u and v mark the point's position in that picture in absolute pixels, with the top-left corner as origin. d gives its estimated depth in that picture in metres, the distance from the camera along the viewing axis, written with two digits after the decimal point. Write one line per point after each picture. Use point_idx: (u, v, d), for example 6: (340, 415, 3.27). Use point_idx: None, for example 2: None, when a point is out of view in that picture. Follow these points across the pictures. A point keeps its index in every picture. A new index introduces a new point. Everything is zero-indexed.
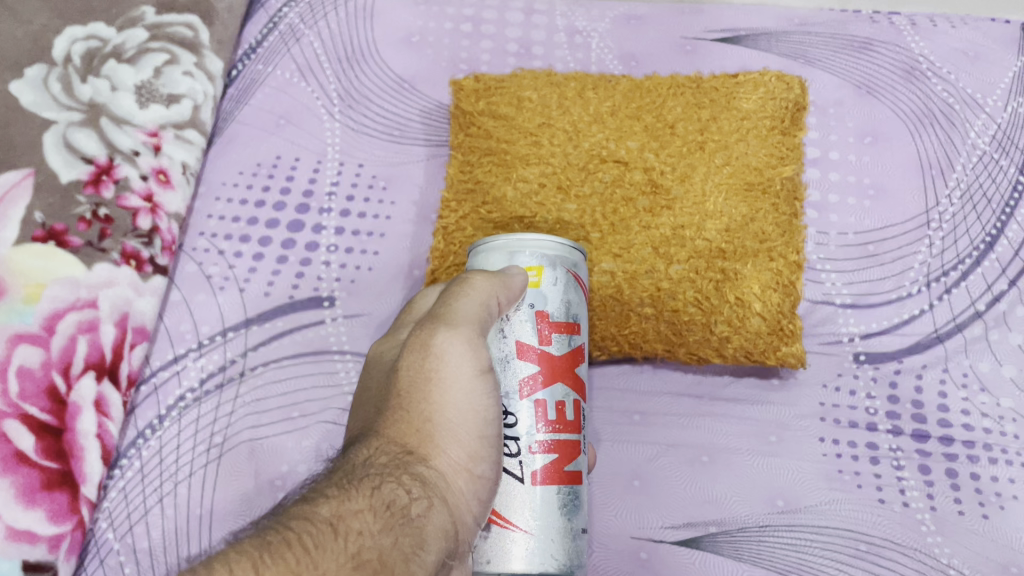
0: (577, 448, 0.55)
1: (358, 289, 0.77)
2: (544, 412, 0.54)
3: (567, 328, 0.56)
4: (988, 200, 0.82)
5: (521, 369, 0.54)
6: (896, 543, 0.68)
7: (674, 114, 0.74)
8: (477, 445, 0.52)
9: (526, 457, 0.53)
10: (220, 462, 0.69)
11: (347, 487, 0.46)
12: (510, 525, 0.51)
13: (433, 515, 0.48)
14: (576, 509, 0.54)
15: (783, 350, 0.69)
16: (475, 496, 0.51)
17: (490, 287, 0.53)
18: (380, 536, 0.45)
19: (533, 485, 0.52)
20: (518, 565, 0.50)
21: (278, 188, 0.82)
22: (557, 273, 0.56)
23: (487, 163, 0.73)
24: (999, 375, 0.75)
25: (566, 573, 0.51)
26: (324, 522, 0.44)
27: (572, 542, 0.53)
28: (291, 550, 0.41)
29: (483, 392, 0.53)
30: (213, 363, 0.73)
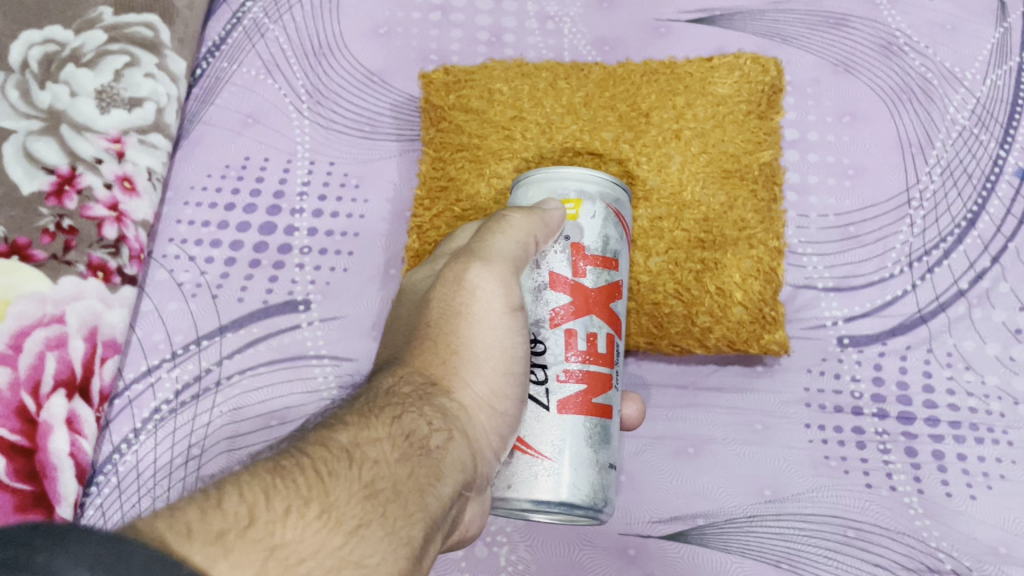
0: (607, 382, 0.55)
1: (333, 291, 0.76)
2: (574, 342, 0.54)
3: (604, 262, 0.56)
4: (969, 176, 0.81)
5: (554, 300, 0.55)
6: (885, 528, 0.68)
7: (648, 102, 0.72)
8: (502, 382, 0.52)
9: (553, 386, 0.54)
10: (198, 474, 0.67)
11: (367, 415, 0.45)
12: (536, 454, 0.52)
13: (452, 448, 0.47)
14: (605, 443, 0.54)
15: (766, 338, 0.67)
16: (496, 431, 0.51)
17: (527, 225, 0.53)
18: (397, 465, 0.43)
19: (559, 414, 0.53)
20: (541, 493, 0.51)
21: (250, 188, 0.80)
22: (596, 207, 0.57)
23: (460, 159, 0.71)
24: (983, 352, 0.75)
25: (590, 506, 0.52)
26: (340, 450, 0.42)
27: (598, 476, 0.53)
28: (303, 476, 0.40)
29: (511, 330, 0.53)
30: (188, 372, 0.72)
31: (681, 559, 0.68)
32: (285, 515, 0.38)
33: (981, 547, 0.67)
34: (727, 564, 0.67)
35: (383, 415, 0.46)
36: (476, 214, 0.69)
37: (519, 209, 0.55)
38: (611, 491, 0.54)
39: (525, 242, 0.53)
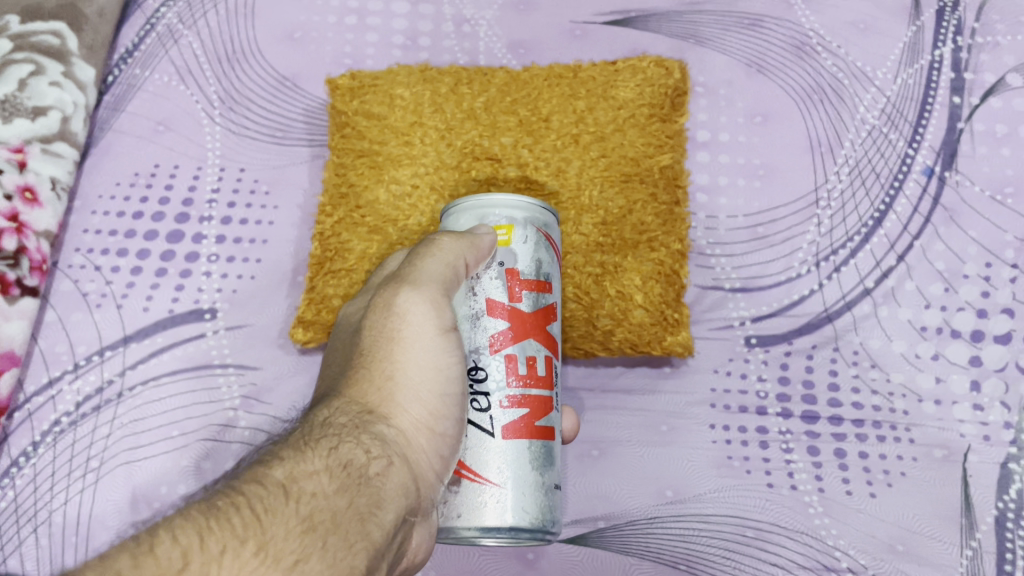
0: (548, 404, 0.56)
1: (240, 299, 0.76)
2: (513, 367, 0.55)
3: (538, 286, 0.57)
4: (877, 174, 0.82)
5: (491, 326, 0.55)
6: (783, 527, 0.69)
7: (548, 107, 0.72)
8: (438, 403, 0.52)
9: (495, 412, 0.54)
10: (96, 487, 0.68)
11: (301, 448, 0.45)
12: (481, 480, 0.52)
13: (392, 474, 0.47)
14: (547, 464, 0.55)
15: (668, 340, 0.68)
16: (436, 454, 0.51)
17: (455, 248, 0.54)
18: (334, 495, 0.43)
19: (503, 440, 0.53)
20: (490, 520, 0.51)
21: (158, 197, 0.80)
22: (528, 232, 0.57)
23: (360, 166, 0.71)
24: (889, 351, 0.76)
25: (538, 528, 0.53)
26: (276, 485, 0.42)
27: (545, 497, 0.54)
28: (234, 516, 0.39)
29: (444, 350, 0.53)
30: (89, 384, 0.72)
31: (581, 562, 0.69)
32: (219, 556, 0.37)
33: (879, 544, 0.68)
34: (626, 565, 0.68)
35: (317, 448, 0.45)
36: (375, 220, 0.69)
37: (448, 234, 0.56)
38: (557, 511, 0.55)
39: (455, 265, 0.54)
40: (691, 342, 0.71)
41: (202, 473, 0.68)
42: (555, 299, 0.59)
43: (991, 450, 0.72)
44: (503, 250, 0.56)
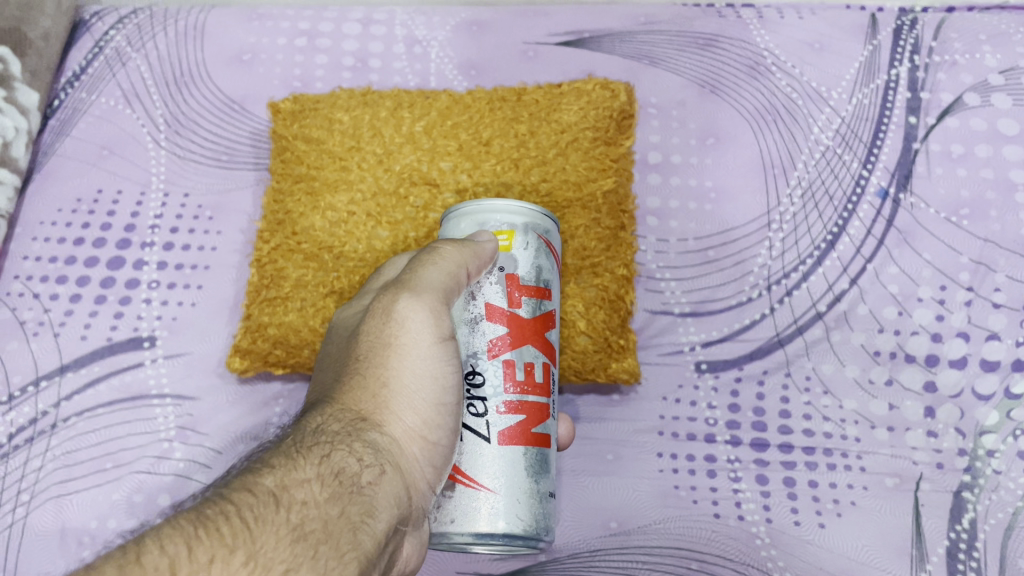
0: (544, 412, 0.55)
1: (180, 327, 0.74)
2: (511, 373, 0.53)
3: (538, 292, 0.56)
4: (830, 197, 0.81)
5: (488, 331, 0.54)
6: (729, 559, 0.67)
7: (489, 131, 0.71)
8: (434, 413, 0.51)
9: (492, 418, 0.52)
10: (25, 521, 0.66)
11: (291, 455, 0.45)
12: (475, 485, 0.51)
13: (385, 484, 0.47)
14: (543, 471, 0.54)
15: (613, 366, 0.69)
16: (430, 463, 0.50)
17: (459, 256, 0.52)
18: (326, 505, 0.43)
19: (499, 445, 0.52)
20: (483, 526, 0.50)
21: (101, 223, 0.79)
22: (528, 238, 0.56)
23: (298, 191, 0.70)
24: (841, 375, 0.75)
25: (531, 534, 0.52)
26: (266, 494, 0.42)
27: (538, 505, 0.53)
28: (225, 525, 0.40)
29: (441, 358, 0.52)
30: (23, 416, 0.70)
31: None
32: (209, 566, 0.38)
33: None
34: None
35: (309, 455, 0.45)
36: (311, 246, 0.68)
37: (449, 241, 0.54)
38: (550, 519, 0.54)
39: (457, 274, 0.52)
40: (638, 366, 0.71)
41: (134, 507, 0.67)
42: (554, 307, 0.58)
43: (943, 478, 0.71)
44: (504, 254, 0.55)
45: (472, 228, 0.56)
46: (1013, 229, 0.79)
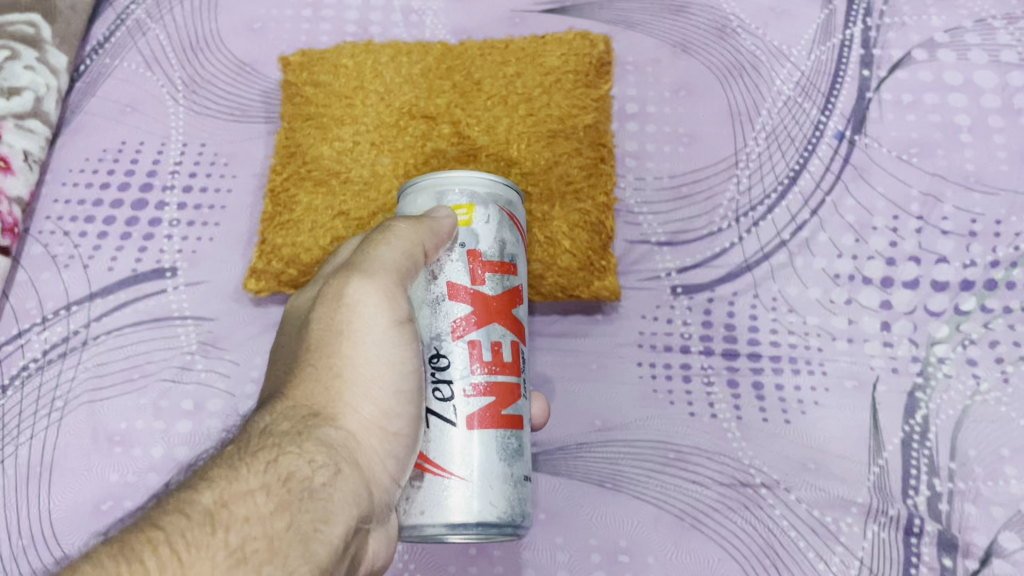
0: (512, 393, 0.60)
1: (199, 259, 0.81)
2: (478, 355, 0.59)
3: (499, 267, 0.61)
4: (792, 139, 0.89)
5: (454, 311, 0.60)
6: (703, 449, 0.73)
7: (481, 73, 0.78)
8: (390, 402, 0.57)
9: (459, 400, 0.58)
10: (61, 423, 0.72)
11: (240, 467, 0.50)
12: (446, 474, 0.56)
13: (338, 483, 0.52)
14: (517, 457, 0.59)
15: (595, 284, 0.75)
16: (391, 454, 0.57)
17: (416, 235, 0.58)
18: (270, 514, 0.48)
19: (469, 429, 0.57)
20: (456, 516, 0.55)
21: (125, 170, 0.86)
22: (489, 212, 0.62)
23: (307, 128, 0.77)
24: (806, 296, 0.82)
25: (505, 521, 0.57)
26: (205, 513, 0.47)
27: (514, 490, 0.58)
28: (154, 557, 0.44)
29: (396, 345, 0.58)
30: (56, 334, 0.77)
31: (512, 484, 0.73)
32: None
33: (792, 463, 0.72)
34: (555, 484, 0.72)
35: (257, 463, 0.51)
36: (320, 174, 0.75)
37: (407, 219, 0.59)
38: (527, 504, 0.59)
39: (412, 253, 0.58)
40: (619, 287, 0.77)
41: (160, 410, 0.73)
42: (518, 279, 0.63)
43: (898, 380, 0.78)
44: (465, 230, 0.61)
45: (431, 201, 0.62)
46: (958, 164, 0.87)
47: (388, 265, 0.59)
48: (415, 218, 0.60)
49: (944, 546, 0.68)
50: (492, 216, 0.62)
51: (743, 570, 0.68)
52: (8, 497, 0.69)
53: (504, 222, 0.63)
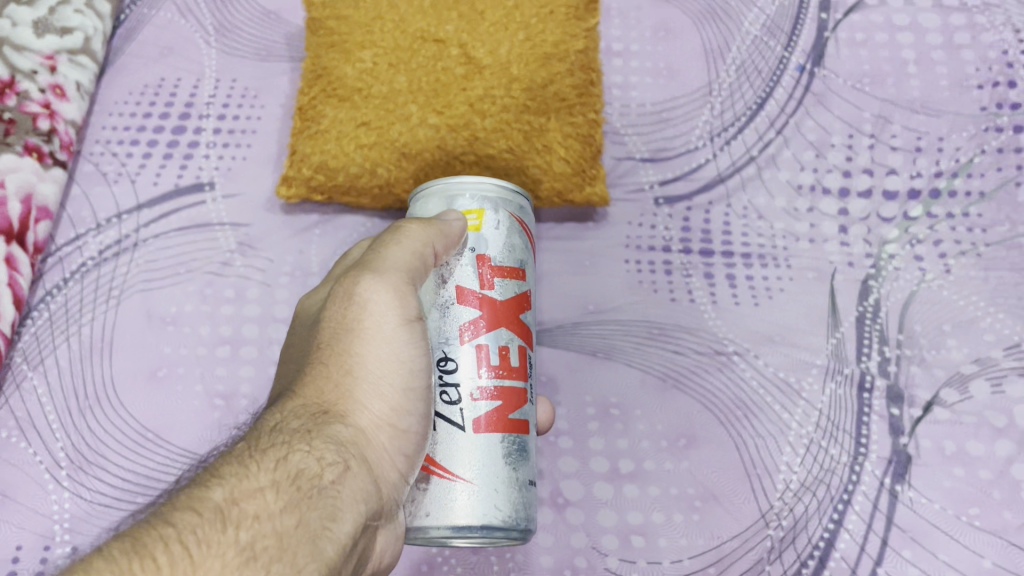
0: (518, 397, 0.67)
1: (234, 175, 0.91)
2: (486, 359, 0.66)
3: (508, 271, 0.69)
4: (759, 72, 0.99)
5: (464, 315, 0.66)
6: (682, 326, 0.84)
7: (484, 4, 0.89)
8: (399, 399, 0.64)
9: (467, 404, 0.64)
10: (117, 308, 0.83)
11: (250, 465, 0.55)
12: (453, 478, 0.63)
13: (348, 480, 0.58)
14: (519, 461, 0.66)
15: (586, 189, 0.86)
16: (400, 451, 0.63)
17: (425, 237, 0.65)
18: (279, 511, 0.53)
19: (475, 432, 0.64)
20: (460, 519, 0.61)
21: (164, 101, 0.96)
22: (498, 216, 0.69)
23: (332, 52, 0.88)
24: (773, 205, 0.92)
25: (506, 523, 0.63)
26: (215, 509, 0.52)
27: (516, 494, 0.64)
28: (163, 552, 0.48)
29: (405, 344, 0.64)
30: (110, 237, 0.87)
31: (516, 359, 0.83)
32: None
33: (760, 336, 0.83)
34: (554, 355, 0.83)
35: (267, 461, 0.56)
36: (344, 90, 0.85)
37: (417, 222, 0.67)
38: (526, 507, 0.65)
39: (423, 252, 0.65)
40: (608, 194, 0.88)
41: (206, 296, 0.83)
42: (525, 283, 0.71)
43: (853, 271, 0.88)
44: (476, 234, 0.68)
45: (445, 204, 0.70)
46: (905, 92, 0.98)
47: (397, 265, 0.66)
48: (427, 219, 0.67)
49: (892, 398, 0.79)
50: (502, 221, 0.70)
51: (719, 419, 0.79)
52: (73, 366, 0.80)
53: (513, 228, 0.70)
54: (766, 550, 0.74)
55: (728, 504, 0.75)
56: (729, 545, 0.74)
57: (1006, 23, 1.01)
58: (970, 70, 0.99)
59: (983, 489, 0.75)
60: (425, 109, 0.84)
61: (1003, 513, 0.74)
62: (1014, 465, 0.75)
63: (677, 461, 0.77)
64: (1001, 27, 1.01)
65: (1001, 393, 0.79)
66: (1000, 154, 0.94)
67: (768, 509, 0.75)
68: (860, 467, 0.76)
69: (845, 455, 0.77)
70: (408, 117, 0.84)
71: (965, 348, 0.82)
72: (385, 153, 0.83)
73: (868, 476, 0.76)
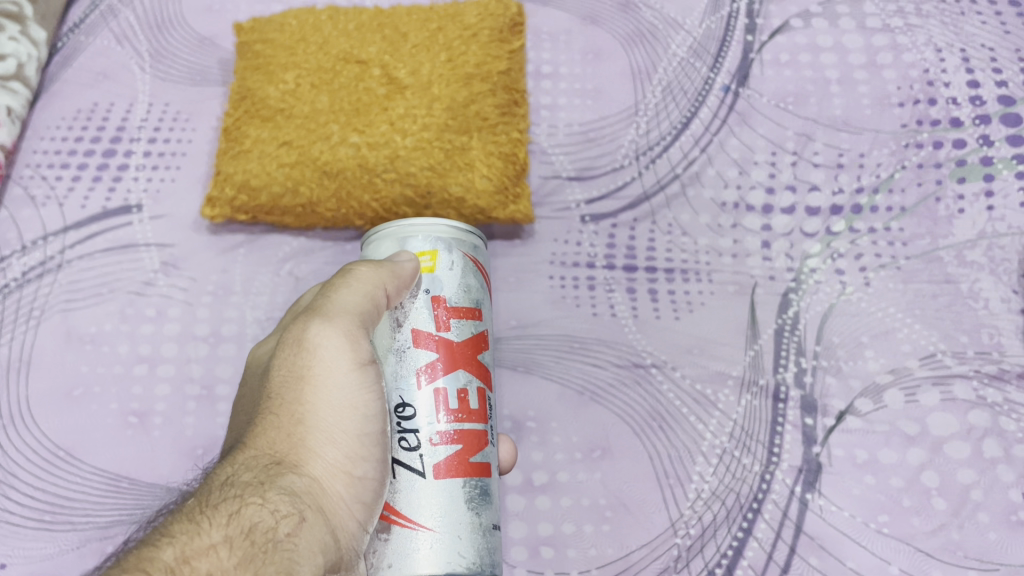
0: (478, 440, 0.67)
1: (162, 197, 0.92)
2: (445, 403, 0.66)
3: (463, 312, 0.70)
4: (685, 92, 1.01)
5: (420, 359, 0.67)
6: (603, 340, 0.86)
7: (407, 27, 0.91)
8: (354, 446, 0.64)
9: (426, 450, 0.65)
10: (38, 328, 0.84)
11: (201, 521, 0.56)
12: (417, 527, 0.62)
13: (304, 532, 0.59)
14: (485, 504, 0.66)
15: (509, 207, 0.86)
16: (357, 500, 0.63)
17: (379, 279, 0.67)
18: (233, 568, 0.55)
19: (436, 478, 0.64)
20: (425, 568, 0.61)
21: (96, 126, 0.97)
22: (452, 257, 0.71)
23: (256, 75, 0.89)
24: (697, 222, 0.93)
25: (474, 569, 0.63)
26: (167, 569, 0.53)
27: (482, 540, 0.64)
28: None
29: (358, 388, 0.65)
30: (34, 259, 0.88)
31: None
32: None
33: (679, 348, 0.85)
34: None
35: (219, 517, 0.57)
36: (268, 111, 0.87)
37: (369, 265, 0.68)
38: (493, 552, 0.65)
39: (376, 294, 0.67)
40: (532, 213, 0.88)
41: (126, 316, 0.85)
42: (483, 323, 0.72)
43: (774, 285, 0.89)
44: (430, 275, 0.69)
45: (397, 245, 0.71)
46: (828, 110, 0.99)
47: (349, 310, 0.66)
48: (378, 262, 0.68)
49: (806, 408, 0.81)
50: (456, 262, 0.71)
51: (634, 431, 0.81)
52: None
53: (467, 268, 0.71)
54: (672, 558, 0.76)
55: (639, 514, 0.77)
56: (638, 554, 0.76)
57: (928, 43, 1.03)
58: (892, 88, 1.00)
59: (893, 496, 0.77)
60: (346, 128, 0.85)
61: (911, 520, 0.76)
62: (925, 473, 0.78)
63: (590, 472, 0.79)
64: (922, 47, 1.02)
65: (914, 402, 0.81)
66: (921, 169, 0.95)
67: (679, 517, 0.77)
68: (771, 476, 0.79)
69: (757, 463, 0.79)
70: (329, 136, 0.85)
71: (882, 359, 0.84)
72: (307, 172, 0.84)
73: (779, 485, 0.78)
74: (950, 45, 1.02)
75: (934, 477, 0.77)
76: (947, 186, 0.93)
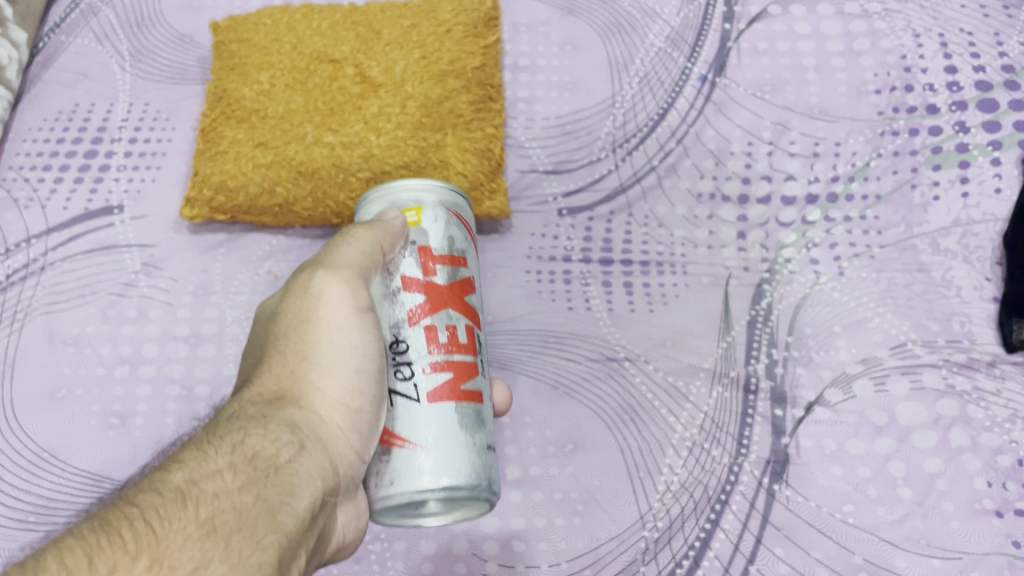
0: (471, 371, 0.66)
1: (143, 198, 0.93)
2: (435, 336, 0.65)
3: (448, 260, 0.69)
4: (662, 83, 1.01)
5: (408, 301, 0.66)
6: (577, 334, 0.87)
7: (381, 25, 0.92)
8: (351, 383, 0.64)
9: (419, 378, 0.64)
10: (21, 331, 0.86)
11: (208, 450, 0.56)
12: (415, 444, 0.62)
13: (303, 458, 0.59)
14: (481, 427, 0.65)
15: (485, 205, 0.86)
16: (354, 427, 0.63)
17: (372, 235, 0.66)
18: (237, 490, 0.54)
19: (430, 403, 0.63)
20: (425, 480, 0.61)
21: (78, 126, 0.97)
22: (437, 211, 0.70)
23: (232, 75, 0.91)
24: (673, 213, 0.93)
25: (473, 483, 0.62)
26: (177, 490, 0.52)
27: (479, 458, 0.64)
28: (129, 528, 0.49)
29: (355, 331, 0.65)
30: (17, 262, 0.90)
31: None
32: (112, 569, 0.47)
33: (652, 341, 0.86)
34: None
35: (224, 446, 0.57)
36: (243, 111, 0.88)
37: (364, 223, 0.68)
38: (491, 473, 0.65)
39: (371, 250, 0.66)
40: (509, 210, 0.88)
41: (108, 318, 0.87)
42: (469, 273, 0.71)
43: (748, 275, 0.89)
44: (415, 228, 0.69)
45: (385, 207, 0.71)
46: (804, 99, 0.99)
47: (348, 262, 0.66)
48: (371, 221, 0.68)
49: (776, 399, 0.83)
50: (439, 215, 0.70)
51: (606, 424, 0.83)
52: None
53: (450, 221, 0.71)
54: (640, 551, 0.78)
55: (610, 507, 0.79)
56: (607, 547, 0.78)
57: (906, 29, 1.01)
58: (869, 76, 0.99)
59: (859, 486, 0.79)
60: (321, 127, 0.86)
61: (876, 510, 0.77)
62: (891, 463, 0.79)
63: (563, 467, 0.81)
64: (900, 33, 1.01)
65: (883, 392, 0.82)
66: (896, 157, 0.94)
67: (648, 510, 0.79)
68: (739, 467, 0.80)
69: (725, 455, 0.81)
70: (303, 136, 0.86)
71: (853, 348, 0.85)
72: (282, 173, 0.85)
73: (746, 476, 0.80)
74: (928, 30, 1.01)
75: (900, 466, 0.79)
76: (922, 173, 0.93)
